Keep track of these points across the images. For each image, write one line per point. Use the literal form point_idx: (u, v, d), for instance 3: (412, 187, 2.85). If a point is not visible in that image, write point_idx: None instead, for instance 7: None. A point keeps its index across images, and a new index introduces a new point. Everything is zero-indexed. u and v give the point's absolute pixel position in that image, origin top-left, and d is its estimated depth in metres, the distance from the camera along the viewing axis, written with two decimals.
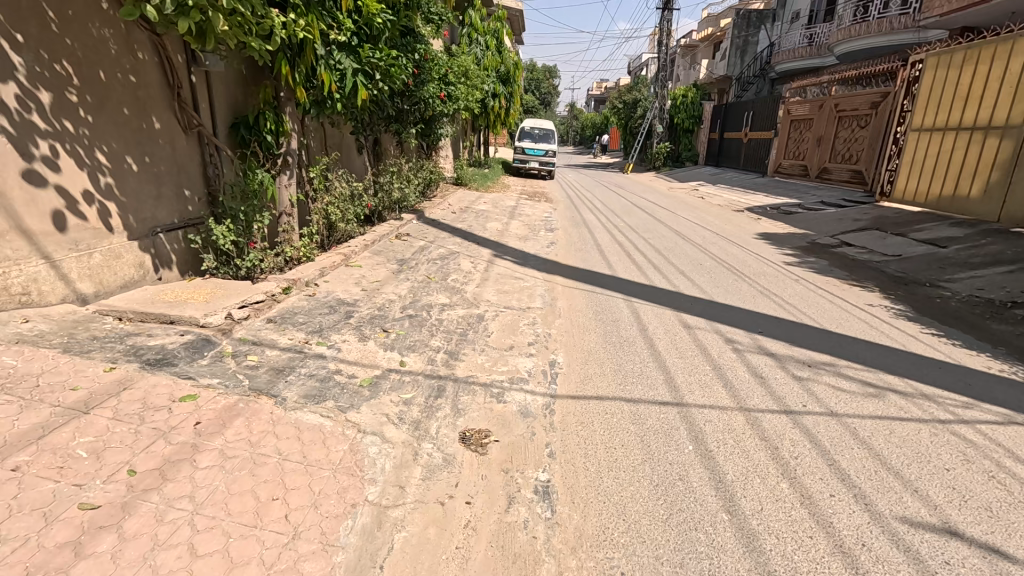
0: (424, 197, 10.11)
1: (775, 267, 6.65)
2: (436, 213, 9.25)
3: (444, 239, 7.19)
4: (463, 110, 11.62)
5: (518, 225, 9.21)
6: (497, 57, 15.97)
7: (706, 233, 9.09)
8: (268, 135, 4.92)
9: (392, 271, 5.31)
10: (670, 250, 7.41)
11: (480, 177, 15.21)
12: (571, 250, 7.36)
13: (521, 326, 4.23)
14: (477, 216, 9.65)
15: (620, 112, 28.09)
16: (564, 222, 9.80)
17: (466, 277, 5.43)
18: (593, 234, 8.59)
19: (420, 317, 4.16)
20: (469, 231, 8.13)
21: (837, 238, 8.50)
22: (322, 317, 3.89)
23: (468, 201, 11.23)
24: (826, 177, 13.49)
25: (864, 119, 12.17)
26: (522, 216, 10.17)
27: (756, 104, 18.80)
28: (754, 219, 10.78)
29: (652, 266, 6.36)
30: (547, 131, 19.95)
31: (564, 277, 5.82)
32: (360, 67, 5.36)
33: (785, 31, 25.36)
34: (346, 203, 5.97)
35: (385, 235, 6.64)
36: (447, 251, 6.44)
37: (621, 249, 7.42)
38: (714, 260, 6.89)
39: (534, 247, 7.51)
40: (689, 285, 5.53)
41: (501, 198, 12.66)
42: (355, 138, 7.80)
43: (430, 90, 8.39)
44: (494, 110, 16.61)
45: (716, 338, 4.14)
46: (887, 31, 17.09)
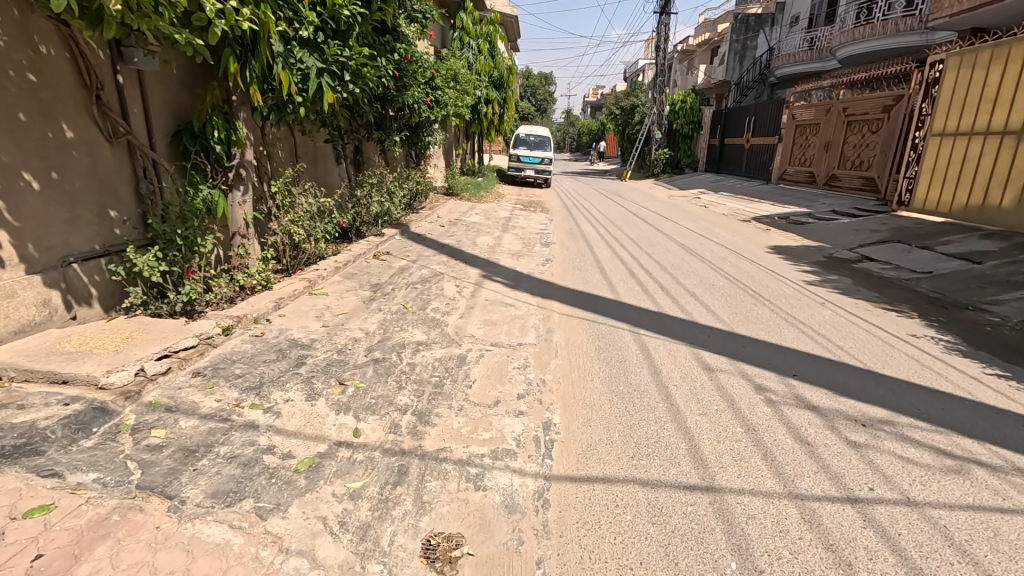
0: (410, 209, 9.44)
1: (795, 287, 5.98)
2: (423, 227, 8.57)
3: (428, 257, 6.50)
4: (453, 117, 10.98)
5: (511, 239, 8.53)
6: (491, 62, 15.40)
7: (714, 246, 8.42)
8: (217, 144, 4.23)
9: (363, 300, 4.61)
10: (677, 268, 6.74)
11: (474, 186, 14.56)
12: (568, 268, 6.68)
13: (510, 371, 3.53)
14: (467, 229, 8.97)
15: (617, 118, 27.55)
16: (560, 235, 9.13)
17: (449, 305, 4.74)
18: (592, 249, 7.92)
19: (388, 363, 3.46)
20: (458, 247, 7.43)
21: (857, 252, 7.84)
22: (265, 366, 3.20)
23: (459, 213, 10.53)
24: (835, 184, 12.87)
25: (875, 123, 11.58)
26: (516, 229, 9.51)
27: (758, 109, 18.25)
28: (764, 230, 10.13)
29: (659, 288, 5.69)
30: (542, 138, 19.35)
31: (560, 302, 5.13)
32: (327, 68, 4.71)
33: (784, 35, 24.90)
34: (313, 221, 5.28)
35: (360, 255, 5.94)
36: (429, 273, 5.75)
37: (623, 267, 6.74)
38: (727, 279, 6.22)
39: (527, 265, 6.83)
40: (703, 313, 4.86)
41: (495, 209, 11.98)
42: (331, 147, 7.14)
43: (414, 95, 7.75)
44: (488, 117, 16.02)
45: (743, 383, 3.45)
46: (893, 33, 16.58)
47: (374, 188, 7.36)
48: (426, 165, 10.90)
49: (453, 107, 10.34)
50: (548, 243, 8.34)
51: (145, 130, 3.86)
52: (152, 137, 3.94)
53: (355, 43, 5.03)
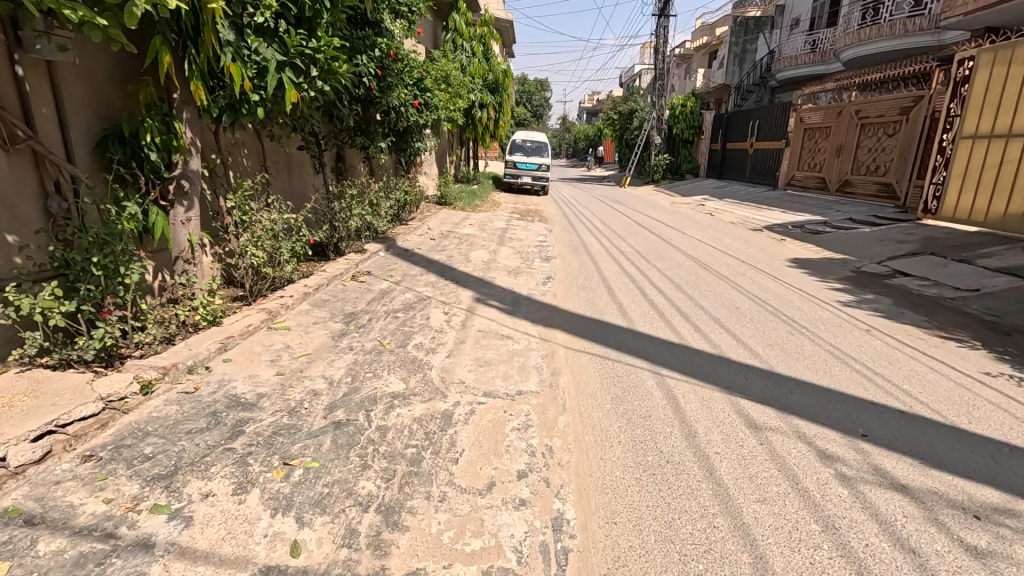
0: (398, 221, 8.72)
1: (831, 310, 5.27)
2: (411, 241, 7.84)
3: (414, 278, 5.76)
4: (445, 122, 10.29)
5: (508, 253, 7.81)
6: (486, 66, 14.75)
7: (729, 260, 7.72)
8: (151, 151, 3.49)
9: (332, 336, 3.87)
10: (694, 287, 6.03)
11: (468, 194, 13.89)
12: (572, 288, 5.97)
13: (507, 436, 2.80)
14: (460, 243, 8.24)
15: (615, 123, 26.95)
16: (561, 248, 8.42)
17: (434, 340, 4.02)
18: (597, 264, 7.21)
19: (352, 427, 2.72)
20: (448, 264, 6.71)
21: (887, 265, 7.15)
22: (189, 437, 2.46)
23: (452, 224, 9.80)
24: (848, 191, 12.22)
25: (892, 126, 10.96)
26: (513, 241, 8.80)
27: (762, 112, 17.65)
28: (778, 241, 9.45)
29: (677, 313, 4.99)
30: (540, 143, 18.66)
31: (565, 334, 4.40)
32: (290, 60, 4.00)
33: (785, 38, 24.39)
34: (277, 241, 4.54)
35: (334, 278, 5.20)
36: (414, 298, 5.01)
37: (633, 286, 6.03)
38: (752, 301, 5.52)
39: (526, 284, 6.11)
40: (733, 346, 4.15)
41: (490, 219, 11.28)
42: (307, 154, 6.42)
43: (399, 96, 7.05)
44: (482, 122, 15.33)
45: (803, 450, 2.73)
46: (901, 33, 16.02)
47: (355, 199, 6.65)
48: (416, 173, 10.18)
49: (445, 111, 9.66)
50: (548, 258, 7.63)
51: (57, 134, 3.11)
52: (67, 143, 3.19)
53: (324, 33, 4.32)
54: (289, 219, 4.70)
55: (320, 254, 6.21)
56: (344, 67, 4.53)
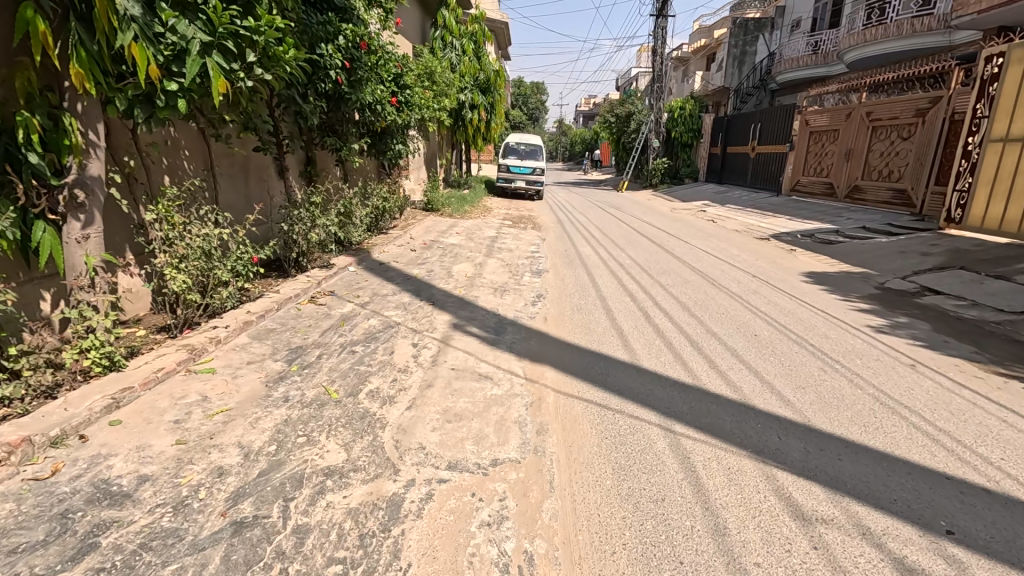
0: (376, 230, 7.99)
1: (863, 338, 4.56)
2: (388, 253, 7.11)
3: (383, 299, 5.02)
4: (429, 122, 9.58)
5: (495, 267, 7.08)
6: (478, 65, 14.01)
7: (738, 274, 7.02)
8: (31, 152, 2.68)
9: (266, 382, 3.13)
10: (703, 309, 5.33)
11: (458, 199, 13.17)
12: (565, 309, 5.25)
13: (472, 539, 2.06)
14: (443, 254, 7.52)
15: (612, 126, 26.31)
16: (554, 260, 7.72)
17: (395, 384, 3.29)
18: (593, 280, 6.50)
19: (256, 530, 1.98)
20: (426, 280, 5.97)
21: (914, 281, 6.47)
22: (9, 562, 1.73)
23: (436, 233, 9.08)
24: (859, 197, 11.58)
25: (906, 129, 10.33)
26: (502, 252, 8.09)
27: (763, 115, 17.04)
28: (788, 252, 8.77)
29: (687, 344, 4.28)
30: (534, 146, 17.94)
31: (555, 373, 3.68)
32: (217, 42, 3.29)
33: (786, 40, 23.82)
34: (209, 262, 3.83)
35: (285, 302, 4.46)
36: (379, 326, 4.27)
37: (633, 308, 5.32)
38: (770, 325, 4.83)
39: (513, 304, 5.39)
40: (757, 391, 3.44)
41: (479, 226, 10.54)
42: (265, 157, 5.69)
43: (372, 93, 6.34)
44: (473, 123, 14.62)
45: (876, 560, 2.00)
46: (909, 34, 15.45)
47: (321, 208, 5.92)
48: (398, 177, 9.44)
49: (429, 111, 8.96)
50: (540, 272, 6.92)
51: None
52: None
53: (264, 11, 3.61)
54: (226, 234, 3.98)
55: (279, 270, 5.46)
56: (291, 52, 3.82)
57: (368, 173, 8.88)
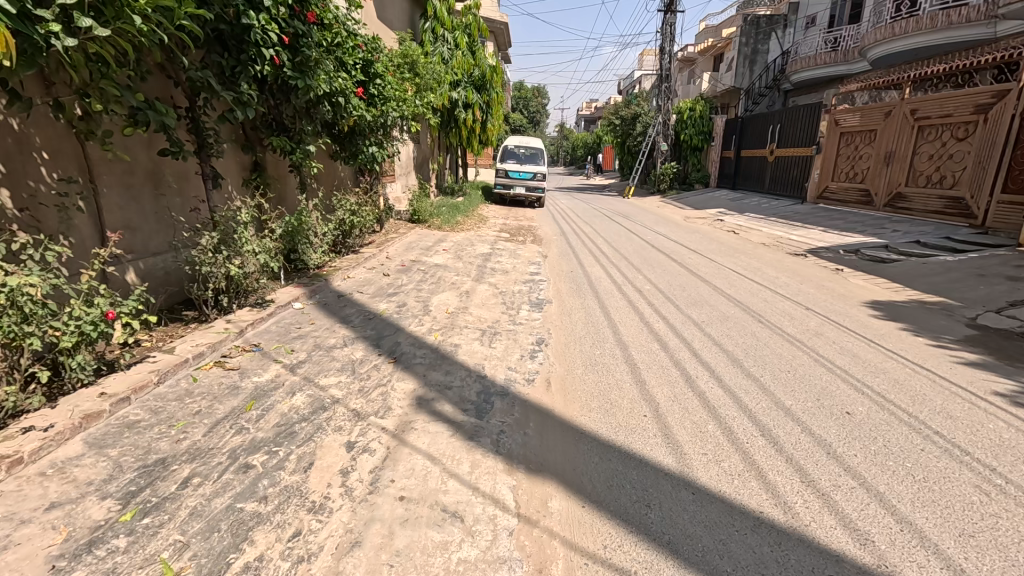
0: (342, 250, 6.66)
1: (1004, 417, 3.19)
2: (353, 279, 5.75)
3: (326, 357, 3.65)
4: (411, 122, 8.25)
5: (487, 297, 5.73)
6: (473, 60, 12.65)
7: (787, 306, 5.64)
8: None
9: (56, 558, 1.78)
10: (760, 365, 3.96)
11: (449, 208, 11.84)
12: (575, 366, 3.90)
13: None
14: (423, 279, 6.17)
15: (616, 129, 24.92)
16: (557, 285, 6.39)
17: (293, 548, 1.93)
18: (607, 317, 5.17)
19: None
20: (393, 320, 4.61)
21: (1014, 316, 5.11)
22: None
23: (418, 250, 7.71)
24: (902, 206, 10.26)
25: (962, 128, 9.05)
26: (494, 275, 6.75)
27: (783, 116, 15.72)
28: (835, 273, 7.40)
29: (758, 438, 2.92)
30: (534, 150, 16.65)
31: (565, 503, 2.33)
32: None
33: (800, 37, 22.58)
34: (26, 324, 2.42)
35: (173, 370, 3.09)
36: (303, 411, 2.89)
37: (665, 365, 3.96)
38: (862, 395, 3.45)
39: (504, 358, 4.02)
40: (902, 548, 2.08)
41: (471, 240, 9.18)
42: (181, 164, 4.36)
43: (328, 80, 5.04)
44: (467, 124, 13.29)
45: None
46: (943, 27, 14.21)
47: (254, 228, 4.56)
48: (376, 185, 8.09)
49: (411, 109, 7.64)
50: (540, 304, 5.57)
51: None
52: None
53: None
54: (55, 283, 2.57)
55: (193, 312, 4.10)
56: None
57: (338, 181, 7.53)
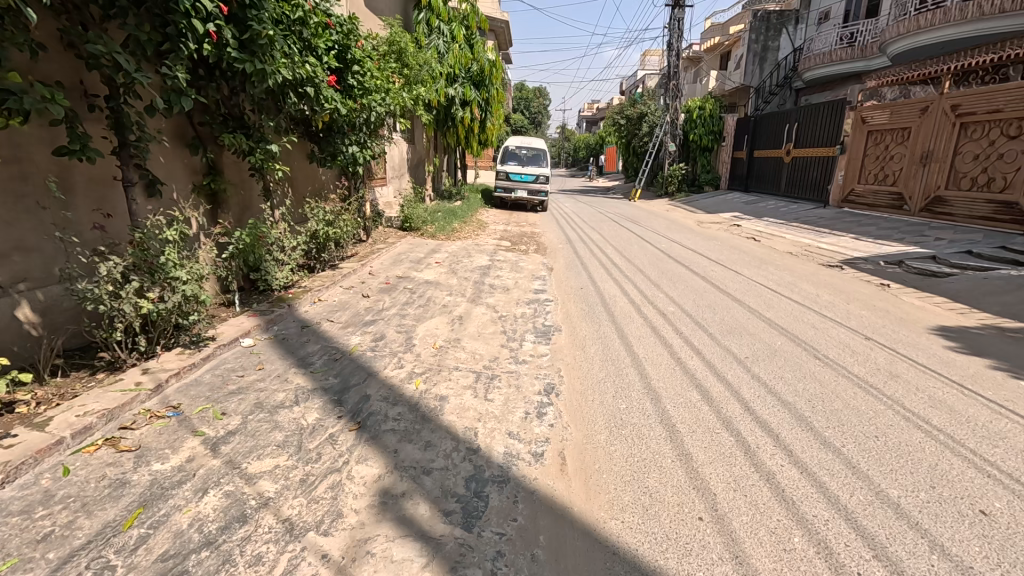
0: (317, 266, 5.76)
1: None
2: (324, 304, 4.84)
3: (265, 425, 2.74)
4: (400, 120, 7.33)
5: (483, 324, 4.81)
6: (471, 54, 11.69)
7: (841, 334, 4.73)
8: None
9: None
10: (837, 426, 3.05)
11: (445, 214, 10.94)
12: (597, 431, 2.99)
13: None
14: (409, 301, 5.25)
15: (620, 129, 23.95)
16: (566, 308, 5.48)
17: None
18: (629, 352, 4.26)
19: None
20: (366, 361, 3.70)
21: None
22: None
23: (407, 264, 6.80)
24: (942, 211, 9.36)
25: (1014, 125, 8.22)
26: (493, 294, 5.85)
27: (801, 114, 14.81)
28: (882, 290, 6.49)
29: (873, 564, 2.01)
30: (536, 151, 15.80)
31: None
32: None
33: (814, 33, 21.71)
34: None
35: (33, 459, 2.19)
36: (209, 528, 1.98)
37: (713, 428, 3.05)
38: (991, 480, 2.53)
39: (504, 416, 3.12)
40: None
41: (468, 250, 8.27)
42: (92, 167, 3.44)
43: (288, 65, 4.15)
44: (464, 123, 12.39)
45: None
46: (975, 18, 13.29)
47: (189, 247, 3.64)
48: (359, 190, 7.19)
49: (400, 104, 6.74)
50: (546, 334, 4.66)
51: None
52: None
53: None
54: None
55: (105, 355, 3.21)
56: None
57: (314, 186, 6.65)
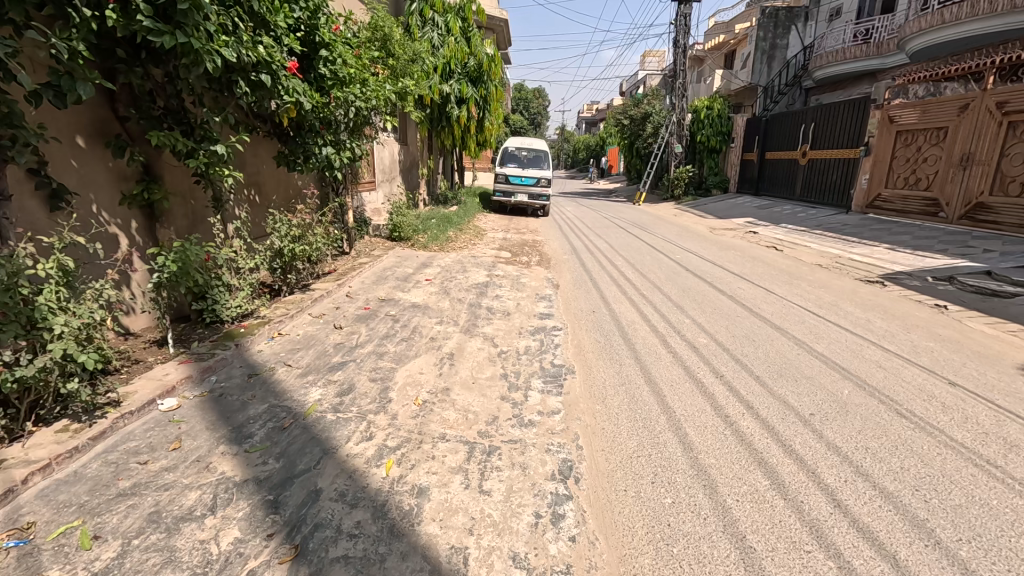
0: (283, 289, 4.87)
1: None
2: (284, 340, 3.95)
3: (153, 559, 1.85)
4: (385, 117, 6.44)
5: (479, 365, 3.93)
6: (468, 49, 10.80)
7: (917, 378, 3.85)
8: None
9: None
10: (974, 541, 2.17)
11: (439, 221, 10.07)
12: (638, 551, 2.11)
13: None
14: (390, 333, 4.37)
15: (624, 129, 23.12)
16: (579, 341, 4.60)
17: None
18: (662, 407, 3.38)
19: None
20: (323, 430, 2.81)
21: None
22: None
23: (393, 283, 5.91)
24: (986, 219, 8.56)
25: None
26: (491, 321, 4.98)
27: (818, 113, 13.97)
28: (939, 313, 5.64)
29: None
30: (538, 152, 14.96)
31: None
32: None
33: (824, 30, 20.94)
34: None
35: None
36: None
37: (801, 544, 2.16)
38: None
39: (505, 522, 2.23)
40: None
41: (463, 264, 7.39)
42: None
43: (227, 42, 3.27)
44: (461, 123, 11.50)
45: None
46: (1005, 11, 12.47)
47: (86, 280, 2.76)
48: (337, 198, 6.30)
49: (385, 97, 5.85)
50: (557, 378, 3.78)
51: None
52: None
53: None
54: None
55: None
56: None
57: (284, 190, 5.77)
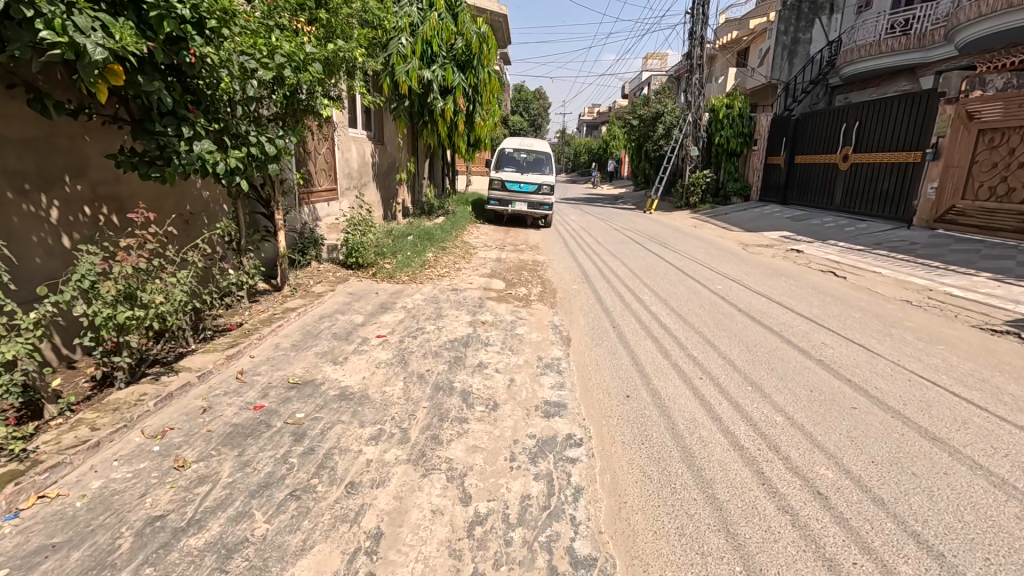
0: (121, 380, 2.90)
1: None
2: (37, 522, 1.98)
3: None
4: (316, 98, 4.47)
5: (426, 573, 1.96)
6: (454, 26, 8.90)
7: None
8: None
9: None
10: None
11: (417, 238, 8.14)
12: None
13: None
14: (275, 476, 2.41)
15: (633, 130, 21.23)
16: (618, 483, 2.61)
17: None
18: None
19: None
20: None
21: None
22: None
23: (323, 347, 3.96)
24: None
25: None
26: (463, 427, 3.03)
27: (864, 111, 12.05)
28: None
29: None
30: (538, 155, 13.05)
31: None
32: None
33: (853, 23, 19.10)
34: None
35: None
36: None
37: None
38: None
39: None
40: None
41: (438, 304, 5.43)
42: None
43: None
44: (447, 117, 9.51)
45: None
46: None
47: None
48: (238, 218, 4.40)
49: (308, 66, 3.89)
50: None
51: None
52: None
53: None
54: None
55: None
56: None
57: (144, 202, 3.82)
